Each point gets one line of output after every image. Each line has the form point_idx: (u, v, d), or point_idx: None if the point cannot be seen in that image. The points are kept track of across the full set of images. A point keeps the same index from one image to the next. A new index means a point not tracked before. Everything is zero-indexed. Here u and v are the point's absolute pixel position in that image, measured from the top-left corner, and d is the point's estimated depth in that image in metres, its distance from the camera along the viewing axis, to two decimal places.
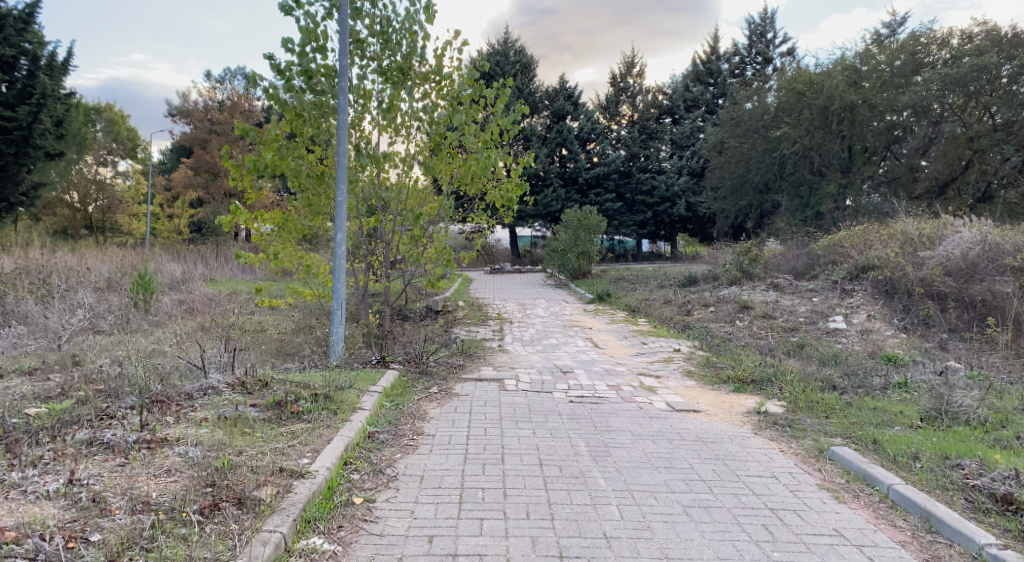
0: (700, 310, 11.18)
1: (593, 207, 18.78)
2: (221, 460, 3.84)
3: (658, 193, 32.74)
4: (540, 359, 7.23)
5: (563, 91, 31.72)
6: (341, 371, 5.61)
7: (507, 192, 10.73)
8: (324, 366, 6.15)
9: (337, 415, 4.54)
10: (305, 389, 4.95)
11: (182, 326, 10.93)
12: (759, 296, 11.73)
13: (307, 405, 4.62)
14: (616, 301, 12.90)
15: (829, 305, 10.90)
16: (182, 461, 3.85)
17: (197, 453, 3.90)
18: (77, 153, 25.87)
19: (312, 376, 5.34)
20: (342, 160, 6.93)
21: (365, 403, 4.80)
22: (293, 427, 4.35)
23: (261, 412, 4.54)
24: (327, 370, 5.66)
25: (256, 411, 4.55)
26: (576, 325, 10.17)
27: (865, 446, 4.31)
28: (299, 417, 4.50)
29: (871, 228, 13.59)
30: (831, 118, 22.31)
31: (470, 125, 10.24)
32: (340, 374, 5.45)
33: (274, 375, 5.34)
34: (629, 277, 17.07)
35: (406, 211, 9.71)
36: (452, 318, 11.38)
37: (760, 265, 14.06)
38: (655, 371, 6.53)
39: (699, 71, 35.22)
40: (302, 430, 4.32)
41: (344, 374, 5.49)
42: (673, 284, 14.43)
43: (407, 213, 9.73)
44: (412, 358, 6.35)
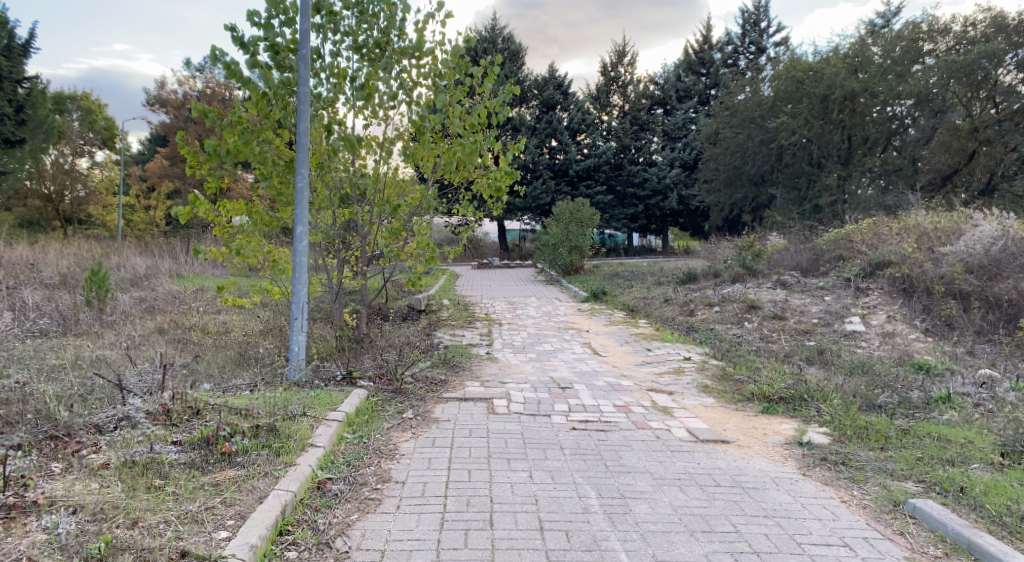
0: (704, 310, 10.31)
1: (585, 199, 17.97)
2: (98, 542, 2.95)
3: (650, 185, 31.89)
4: (532, 370, 6.35)
5: (553, 81, 30.81)
6: (297, 392, 4.71)
7: (496, 181, 9.86)
8: (280, 385, 5.23)
9: (280, 457, 3.69)
10: (240, 421, 4.05)
11: (137, 328, 9.94)
12: (766, 294, 10.90)
13: (243, 445, 3.75)
14: (611, 299, 12.02)
15: (844, 305, 10.09)
16: (41, 542, 2.96)
17: (64, 531, 3.01)
18: (44, 141, 24.58)
19: (260, 400, 4.43)
20: (306, 140, 6.02)
21: (319, 437, 3.93)
22: (218, 477, 3.52)
23: (180, 455, 3.66)
24: (280, 391, 4.77)
25: (174, 454, 3.67)
26: (572, 327, 9.29)
27: (953, 497, 3.51)
28: (230, 461, 3.66)
29: (882, 222, 12.80)
30: (830, 108, 21.57)
31: (455, 107, 9.32)
32: (295, 396, 4.58)
33: (214, 396, 4.44)
34: (623, 273, 16.19)
35: (385, 203, 8.82)
36: (436, 319, 10.47)
37: (764, 260, 13.25)
38: (665, 385, 5.68)
39: (691, 60, 34.40)
40: (225, 486, 3.45)
41: (299, 397, 4.59)
42: (671, 281, 13.59)
43: (386, 205, 8.85)
44: (384, 372, 5.44)
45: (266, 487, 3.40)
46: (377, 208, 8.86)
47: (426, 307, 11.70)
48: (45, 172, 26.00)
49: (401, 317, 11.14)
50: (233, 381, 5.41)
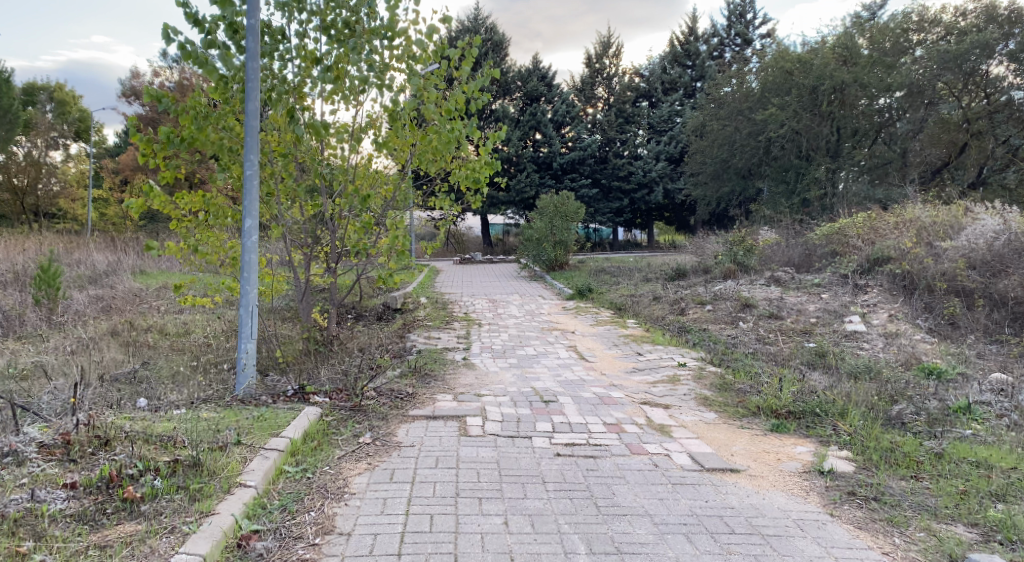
0: (695, 309, 9.75)
1: (570, 193, 17.36)
2: None
3: (635, 179, 31.33)
4: (512, 379, 5.72)
5: (536, 72, 30.12)
6: (239, 416, 4.14)
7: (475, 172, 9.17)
8: (221, 405, 4.59)
9: (194, 506, 3.19)
10: (152, 459, 3.54)
11: (87, 329, 9.18)
12: (760, 292, 10.36)
13: (149, 490, 3.28)
14: (598, 297, 11.41)
15: (842, 303, 9.57)
16: None
17: None
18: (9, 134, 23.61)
19: (185, 427, 3.93)
20: (257, 123, 5.28)
21: (250, 474, 3.44)
22: (112, 534, 3.04)
23: (70, 505, 3.20)
24: (220, 415, 4.19)
25: (63, 501, 3.21)
26: (556, 327, 8.70)
27: (1012, 549, 3.04)
28: (130, 509, 3.19)
29: (878, 216, 12.28)
30: (819, 100, 21.08)
31: (432, 91, 8.64)
32: (234, 421, 4.05)
33: (133, 423, 3.97)
34: (609, 268, 15.58)
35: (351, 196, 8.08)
36: (412, 319, 9.81)
37: (756, 256, 12.70)
38: (659, 397, 5.08)
39: (677, 52, 33.82)
40: (114, 549, 2.94)
41: (237, 423, 4.01)
42: (659, 278, 13.00)
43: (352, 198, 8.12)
44: (342, 387, 4.84)
45: (160, 558, 2.87)
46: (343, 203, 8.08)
47: (402, 306, 11.04)
48: (8, 165, 24.98)
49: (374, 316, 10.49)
50: (170, 397, 4.76)
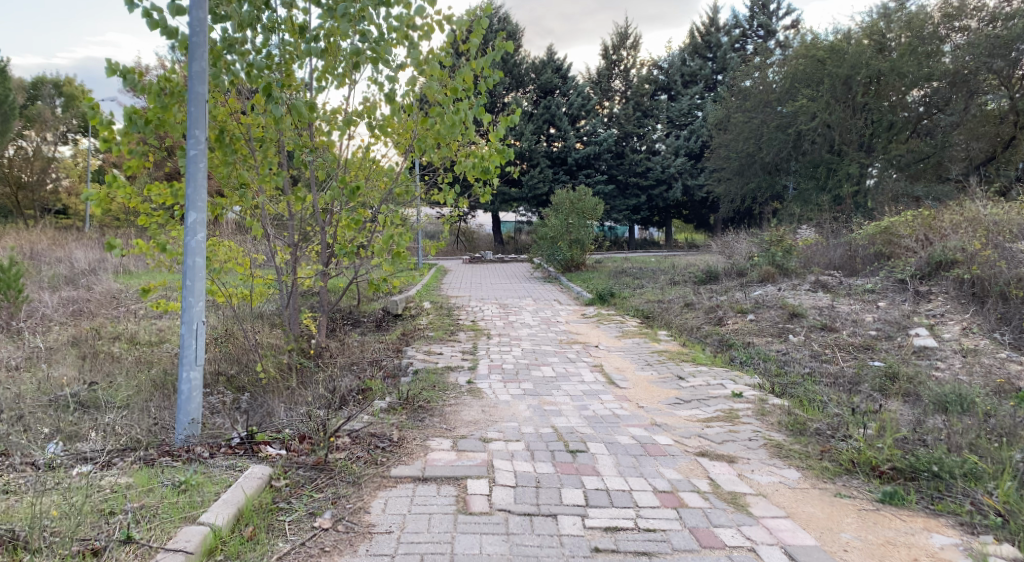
0: (735, 319, 8.58)
1: (588, 188, 16.24)
2: None
3: (653, 174, 30.07)
4: (529, 412, 4.59)
5: (551, 63, 28.96)
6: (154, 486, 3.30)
7: (486, 162, 7.86)
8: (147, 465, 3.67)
9: None
10: None
11: (45, 338, 8.15)
12: (806, 298, 9.18)
13: None
14: (621, 303, 10.26)
15: (904, 313, 8.34)
16: None
17: None
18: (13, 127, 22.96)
19: (71, 510, 3.04)
20: (204, 89, 4.10)
21: None
22: None
23: None
24: (124, 485, 3.33)
25: None
26: (577, 339, 7.62)
27: None
28: None
29: (933, 214, 11.03)
30: (853, 91, 19.77)
31: (437, 68, 7.43)
32: (127, 500, 3.18)
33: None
34: (631, 270, 14.42)
35: (336, 187, 6.87)
36: (413, 328, 8.69)
37: (795, 257, 11.51)
38: (719, 444, 3.96)
39: (697, 44, 32.51)
40: None
41: (138, 502, 3.17)
42: (686, 282, 11.85)
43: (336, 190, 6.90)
44: (304, 433, 3.95)
45: None
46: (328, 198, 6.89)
47: (404, 313, 9.95)
48: (13, 158, 23.47)
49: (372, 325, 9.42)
50: (94, 449, 3.89)
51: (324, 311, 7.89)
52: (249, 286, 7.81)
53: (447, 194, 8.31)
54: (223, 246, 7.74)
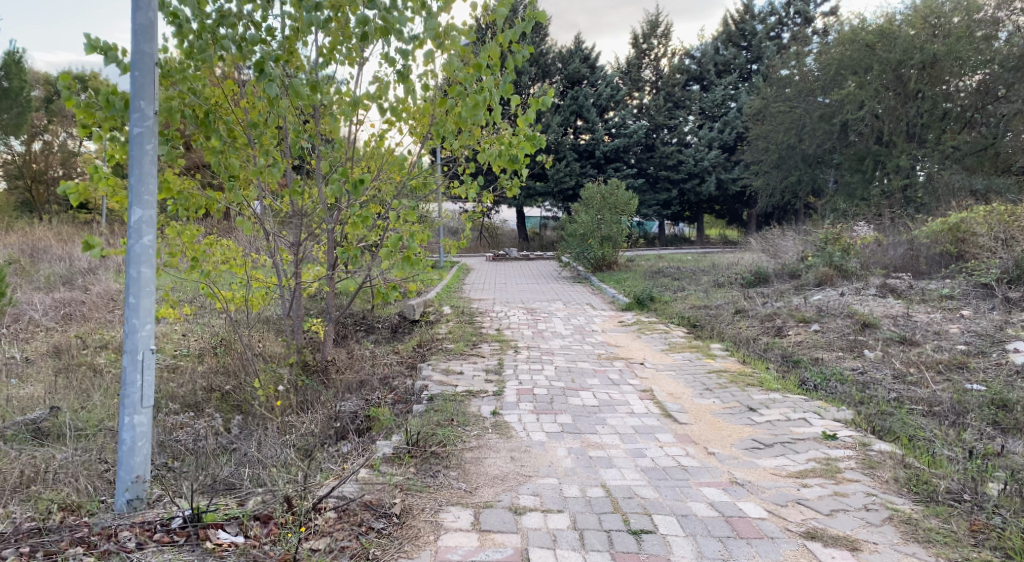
0: (796, 329, 7.55)
1: (621, 182, 15.27)
2: None
3: (685, 168, 28.89)
4: (572, 463, 3.68)
5: (579, 53, 27.87)
6: None
7: (514, 150, 6.78)
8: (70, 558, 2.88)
9: None
10: None
11: (25, 347, 7.38)
12: (875, 306, 8.08)
13: None
14: (663, 309, 9.25)
15: (995, 323, 7.17)
16: None
17: None
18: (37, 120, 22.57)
19: None
20: (151, 47, 3.31)
21: None
22: None
23: None
24: None
25: None
26: (619, 354, 6.67)
27: None
28: None
29: (1014, 210, 9.78)
30: (904, 77, 18.41)
31: (459, 43, 6.43)
32: None
33: None
34: (668, 270, 13.39)
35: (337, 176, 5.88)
36: (431, 337, 7.75)
37: (855, 257, 10.37)
38: (828, 518, 3.05)
39: (731, 31, 31.07)
40: None
41: None
42: (732, 284, 10.80)
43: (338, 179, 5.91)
44: (267, 514, 3.16)
45: None
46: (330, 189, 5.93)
47: (422, 319, 9.05)
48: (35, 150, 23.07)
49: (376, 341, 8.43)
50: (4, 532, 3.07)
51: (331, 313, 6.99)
52: (249, 290, 6.96)
53: (466, 189, 7.26)
54: (221, 244, 6.93)
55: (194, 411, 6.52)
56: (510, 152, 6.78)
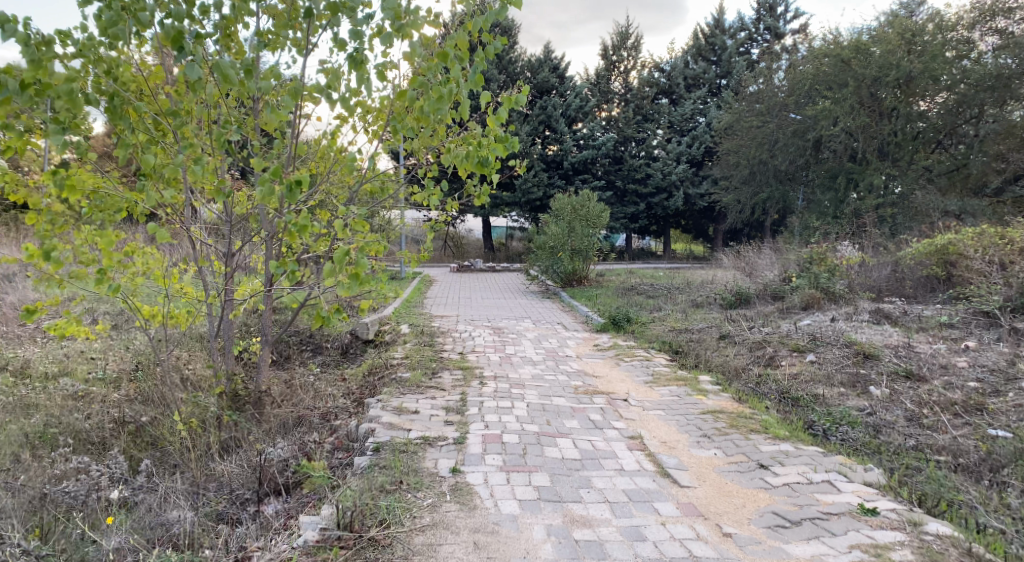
0: (790, 360, 6.85)
1: (592, 193, 14.53)
2: None
3: (654, 181, 28.43)
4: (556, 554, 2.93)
5: (548, 61, 27.20)
6: None
7: (482, 151, 5.93)
8: None
9: None
10: None
11: None
12: (871, 335, 7.44)
13: None
14: (641, 332, 8.48)
15: (1005, 355, 6.56)
16: None
17: None
18: None
19: None
20: None
21: None
22: None
23: None
24: None
25: None
26: (598, 388, 5.83)
27: None
28: None
29: (1006, 232, 9.30)
30: (879, 94, 18.11)
31: (423, 27, 5.55)
32: None
33: None
34: (641, 287, 12.69)
35: (275, 172, 4.93)
36: (384, 362, 6.84)
37: (840, 279, 9.78)
38: None
39: (701, 45, 30.73)
40: None
41: None
42: (711, 305, 10.11)
43: (277, 177, 4.97)
44: None
45: None
46: (268, 191, 4.97)
47: (376, 339, 8.13)
48: None
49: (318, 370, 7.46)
50: None
51: (270, 331, 5.99)
52: (173, 309, 5.98)
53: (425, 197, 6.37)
54: (143, 253, 5.96)
55: (99, 450, 5.49)
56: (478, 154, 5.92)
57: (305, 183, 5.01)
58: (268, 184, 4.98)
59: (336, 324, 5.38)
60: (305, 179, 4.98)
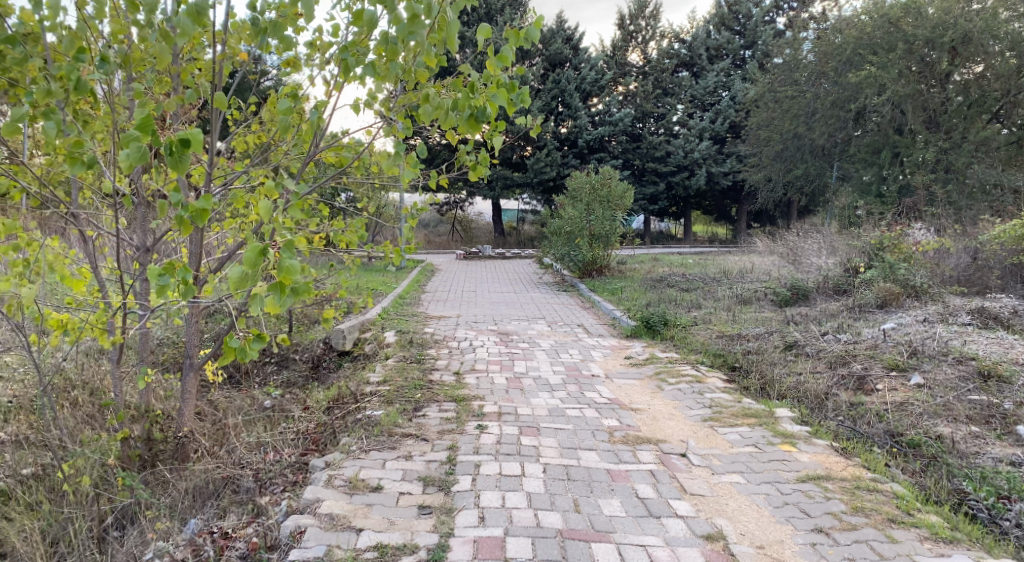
0: (888, 382, 5.20)
1: (615, 171, 12.87)
2: None
3: (674, 159, 26.62)
4: None
5: (561, 32, 25.26)
6: None
7: (476, 99, 4.47)
8: None
9: None
10: None
11: None
12: (987, 346, 5.73)
13: None
14: (683, 340, 6.84)
15: None
16: None
17: None
18: None
19: None
20: None
21: None
22: None
23: None
24: None
25: None
26: (644, 435, 4.18)
27: None
28: None
29: None
30: (931, 58, 16.02)
31: None
32: None
33: None
34: (672, 278, 11.03)
35: (141, 121, 2.71)
36: (354, 388, 5.16)
37: (920, 270, 8.06)
38: None
39: (724, 13, 28.56)
40: None
41: None
42: (761, 303, 8.46)
43: (146, 129, 2.74)
44: None
45: None
46: (133, 154, 2.74)
47: (355, 350, 6.55)
48: None
49: (275, 396, 5.90)
50: None
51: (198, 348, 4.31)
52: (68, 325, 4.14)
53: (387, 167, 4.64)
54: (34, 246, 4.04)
55: None
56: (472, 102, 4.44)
57: (194, 142, 2.78)
58: (134, 141, 2.76)
59: (251, 358, 3.18)
60: (192, 135, 2.77)
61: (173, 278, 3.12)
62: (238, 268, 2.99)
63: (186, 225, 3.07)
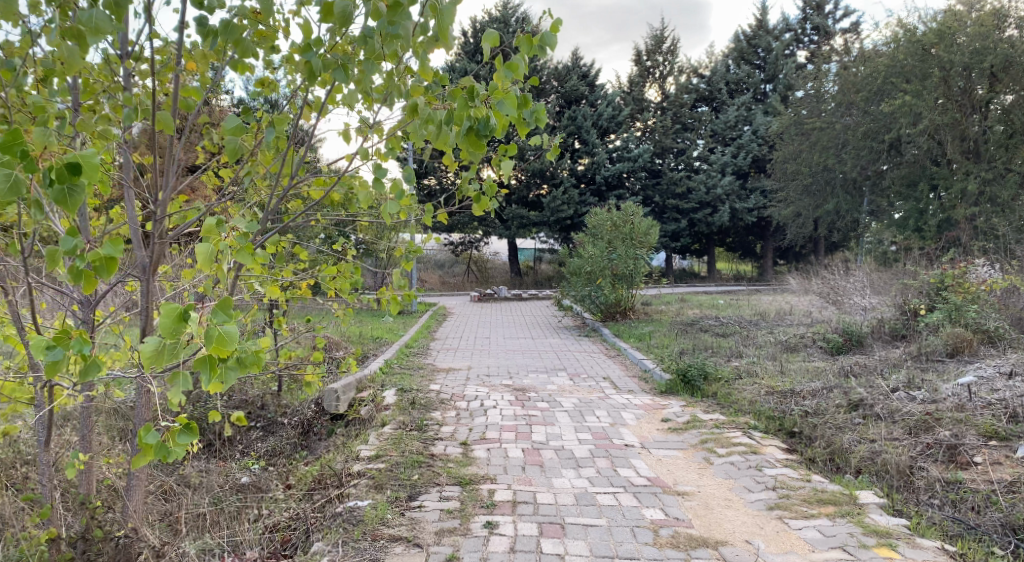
0: (988, 455, 4.26)
1: (638, 207, 12.10)
2: None
3: (696, 196, 25.89)
4: None
5: (577, 70, 24.84)
6: None
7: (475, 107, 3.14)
8: None
9: None
10: None
11: None
12: None
13: None
14: (726, 398, 5.96)
15: None
16: None
17: None
18: None
19: None
20: None
21: None
22: None
23: None
24: None
25: None
26: (699, 536, 3.31)
27: None
28: None
29: None
30: (968, 83, 15.18)
31: None
32: None
33: None
34: (703, 322, 10.15)
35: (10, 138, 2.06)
36: (341, 467, 4.36)
37: (992, 313, 7.10)
38: None
39: (743, 48, 28.04)
40: None
41: None
42: (810, 351, 7.56)
43: (17, 148, 2.08)
44: None
45: None
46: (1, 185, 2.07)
47: (350, 414, 5.77)
48: None
49: (254, 472, 5.14)
50: None
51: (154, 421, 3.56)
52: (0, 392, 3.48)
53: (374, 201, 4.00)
54: None
55: None
56: (468, 113, 3.15)
57: (85, 166, 2.08)
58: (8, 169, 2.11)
59: (176, 455, 2.36)
60: (83, 157, 2.08)
61: (68, 351, 2.39)
62: (154, 338, 2.22)
63: (88, 282, 2.32)
